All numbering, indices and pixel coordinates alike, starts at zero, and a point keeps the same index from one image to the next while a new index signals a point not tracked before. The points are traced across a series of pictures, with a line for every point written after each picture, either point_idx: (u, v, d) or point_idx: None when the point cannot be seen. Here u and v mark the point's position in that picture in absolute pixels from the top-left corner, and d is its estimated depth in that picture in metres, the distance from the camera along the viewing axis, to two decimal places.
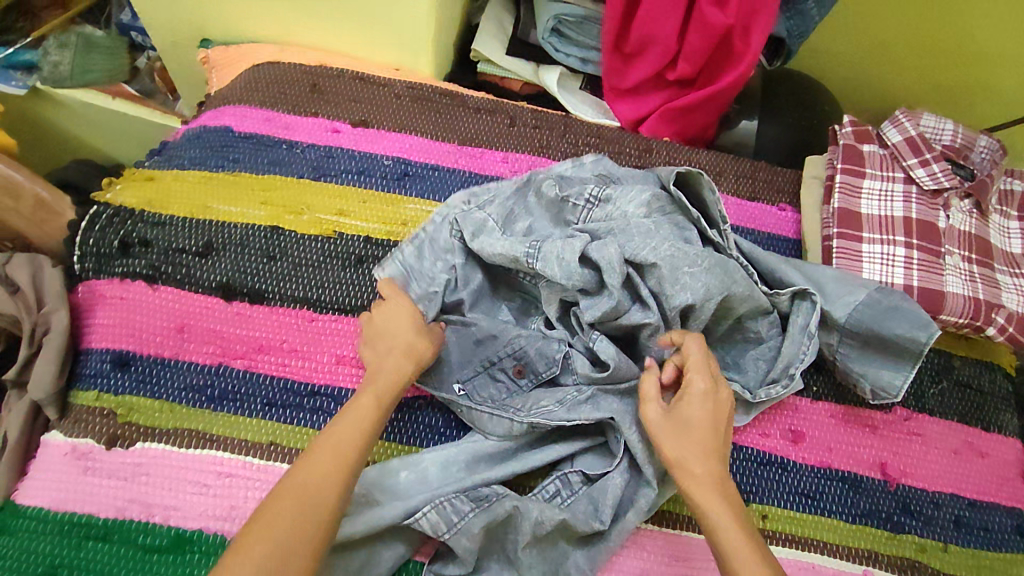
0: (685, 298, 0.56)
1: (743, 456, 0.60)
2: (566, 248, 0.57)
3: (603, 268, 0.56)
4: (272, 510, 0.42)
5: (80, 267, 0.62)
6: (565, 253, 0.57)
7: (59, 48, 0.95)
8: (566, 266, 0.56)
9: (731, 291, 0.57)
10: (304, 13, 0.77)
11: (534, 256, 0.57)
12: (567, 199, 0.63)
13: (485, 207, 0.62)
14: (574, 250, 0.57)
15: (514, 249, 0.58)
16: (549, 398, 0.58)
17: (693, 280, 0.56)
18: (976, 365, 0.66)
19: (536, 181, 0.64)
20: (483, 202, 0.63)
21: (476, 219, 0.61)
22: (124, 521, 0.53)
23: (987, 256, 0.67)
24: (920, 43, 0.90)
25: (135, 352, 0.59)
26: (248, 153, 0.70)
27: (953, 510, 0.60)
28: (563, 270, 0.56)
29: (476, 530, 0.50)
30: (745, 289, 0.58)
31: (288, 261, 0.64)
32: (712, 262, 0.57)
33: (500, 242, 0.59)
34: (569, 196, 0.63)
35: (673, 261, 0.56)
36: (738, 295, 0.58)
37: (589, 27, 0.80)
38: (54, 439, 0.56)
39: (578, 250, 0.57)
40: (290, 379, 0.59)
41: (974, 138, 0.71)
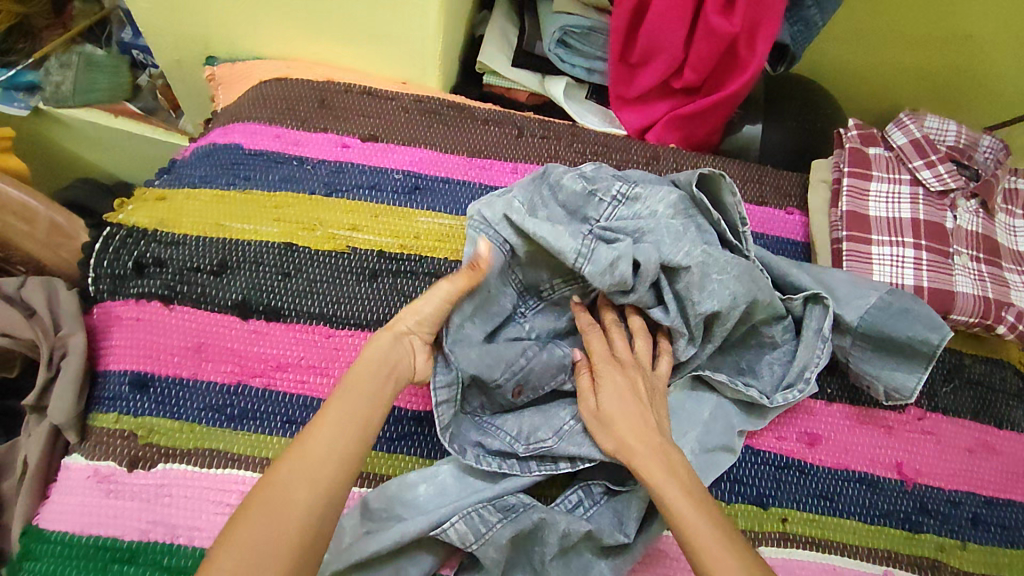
0: (712, 305, 0.57)
1: (761, 460, 0.60)
2: (612, 252, 0.55)
3: (645, 271, 0.56)
4: (260, 499, 0.41)
5: (95, 290, 0.63)
6: (614, 257, 0.55)
7: (61, 68, 0.94)
8: (614, 269, 0.55)
9: (750, 296, 0.58)
10: (311, 30, 0.78)
11: (584, 258, 0.55)
12: (593, 194, 0.62)
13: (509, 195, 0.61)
14: (620, 254, 0.55)
15: (560, 245, 0.55)
16: (546, 428, 0.57)
17: (721, 287, 0.57)
18: (987, 363, 0.67)
19: (553, 175, 0.63)
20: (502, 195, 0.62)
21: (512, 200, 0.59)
22: (149, 544, 0.53)
23: (995, 255, 0.68)
24: (919, 44, 0.91)
25: (152, 373, 0.59)
26: (259, 170, 0.70)
27: (970, 508, 0.61)
28: (609, 275, 0.55)
29: (503, 541, 0.51)
30: (768, 295, 0.59)
31: (304, 278, 0.64)
32: (740, 268, 0.57)
33: (547, 229, 0.56)
34: (595, 191, 0.62)
35: (706, 266, 0.57)
36: (755, 301, 0.58)
37: (595, 38, 0.81)
38: (75, 463, 0.56)
39: (624, 254, 0.55)
40: (310, 396, 0.60)
41: (977, 139, 0.72)
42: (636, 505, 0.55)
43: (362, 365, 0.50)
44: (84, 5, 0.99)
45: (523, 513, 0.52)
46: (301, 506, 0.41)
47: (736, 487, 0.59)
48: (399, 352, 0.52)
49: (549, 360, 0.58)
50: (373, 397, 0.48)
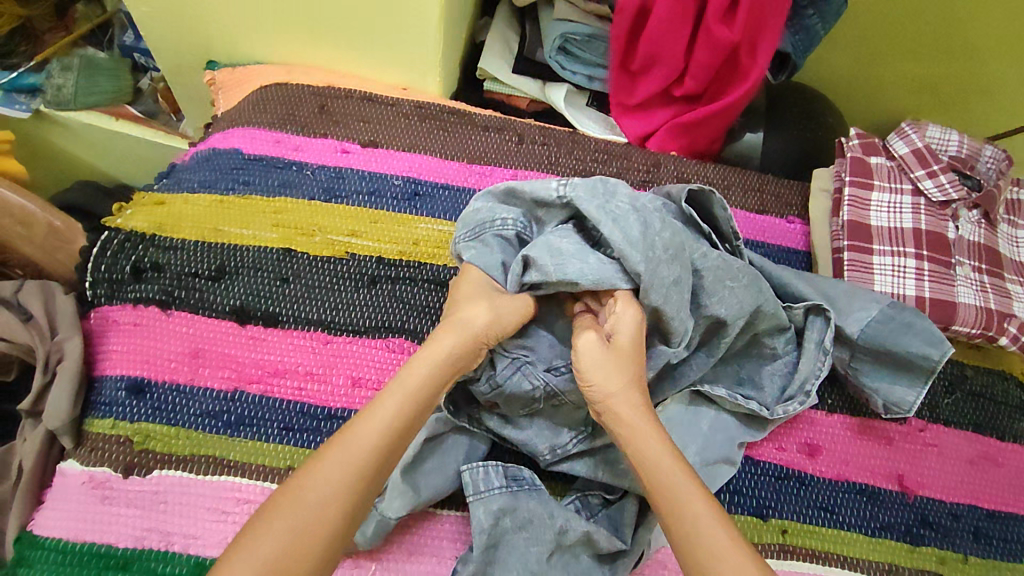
0: (720, 311, 0.56)
1: (761, 471, 0.60)
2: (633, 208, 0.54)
3: (658, 238, 0.53)
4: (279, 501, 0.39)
5: (93, 294, 0.62)
6: (626, 211, 0.54)
7: (63, 71, 0.93)
8: (628, 223, 0.53)
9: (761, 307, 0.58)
10: (312, 36, 0.78)
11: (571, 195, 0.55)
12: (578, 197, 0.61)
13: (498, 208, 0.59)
14: (639, 208, 0.55)
15: (577, 195, 0.55)
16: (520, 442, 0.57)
17: (730, 296, 0.56)
18: (990, 374, 0.66)
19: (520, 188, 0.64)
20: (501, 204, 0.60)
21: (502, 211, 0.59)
22: (144, 551, 0.52)
23: (997, 265, 0.67)
24: (922, 52, 0.91)
25: (149, 379, 0.59)
26: (259, 175, 0.70)
27: (971, 521, 0.60)
28: (622, 239, 0.52)
29: (496, 505, 0.52)
30: (772, 308, 0.59)
31: (302, 284, 0.64)
32: (750, 277, 0.57)
33: (526, 186, 0.58)
34: None
35: (716, 274, 0.56)
36: (766, 313, 0.58)
37: (595, 45, 0.81)
38: (71, 469, 0.55)
39: (640, 216, 0.54)
40: (307, 403, 0.59)
41: (979, 149, 0.72)
42: (631, 510, 0.55)
43: (420, 365, 0.49)
44: (87, 8, 0.99)
45: (525, 494, 0.53)
46: (333, 506, 0.40)
47: (735, 498, 0.58)
48: (464, 354, 0.51)
49: (521, 392, 0.55)
50: (420, 401, 0.47)
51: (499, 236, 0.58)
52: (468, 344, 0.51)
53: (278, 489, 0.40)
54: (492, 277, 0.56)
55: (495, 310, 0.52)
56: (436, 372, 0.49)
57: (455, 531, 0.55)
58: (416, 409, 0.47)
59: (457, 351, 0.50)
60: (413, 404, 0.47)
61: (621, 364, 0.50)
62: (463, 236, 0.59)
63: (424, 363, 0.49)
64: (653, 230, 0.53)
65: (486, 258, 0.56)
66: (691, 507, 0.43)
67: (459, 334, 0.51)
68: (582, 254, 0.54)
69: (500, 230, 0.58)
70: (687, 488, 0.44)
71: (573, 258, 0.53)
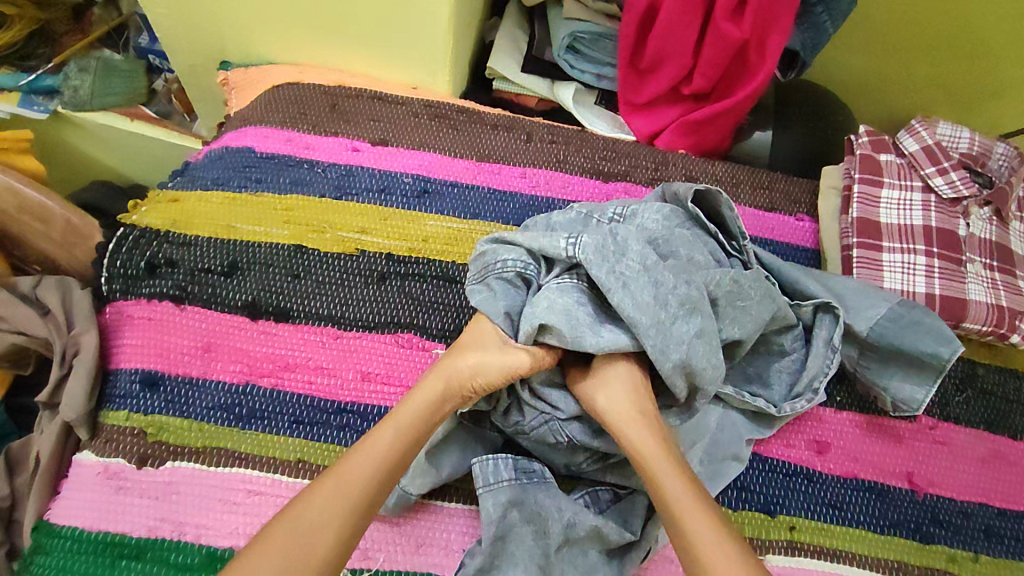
0: (737, 333, 0.56)
1: (768, 467, 0.59)
2: (643, 267, 0.54)
3: (671, 294, 0.53)
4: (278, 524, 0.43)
5: (108, 289, 0.63)
6: (636, 274, 0.53)
7: (79, 72, 0.95)
8: (636, 287, 0.53)
9: (773, 307, 0.58)
10: (324, 36, 0.79)
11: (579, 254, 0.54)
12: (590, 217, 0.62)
13: (507, 250, 0.59)
14: (650, 267, 0.54)
15: (586, 258, 0.54)
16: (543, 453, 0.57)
17: (743, 316, 0.57)
18: (1001, 373, 0.66)
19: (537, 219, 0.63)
20: (509, 246, 0.59)
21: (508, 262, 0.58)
22: (156, 540, 0.53)
23: (1008, 262, 0.67)
24: (933, 49, 0.91)
25: (163, 372, 0.60)
26: (271, 173, 0.71)
27: (983, 520, 0.60)
28: (631, 303, 0.52)
29: (504, 498, 0.53)
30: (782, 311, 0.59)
31: (312, 280, 0.65)
32: (763, 291, 0.57)
33: (537, 239, 0.57)
34: (592, 214, 0.62)
35: (727, 296, 0.56)
36: (780, 312, 0.59)
37: (603, 44, 0.82)
38: (86, 459, 0.56)
39: (650, 275, 0.54)
40: (317, 397, 0.60)
41: (991, 146, 0.72)
42: (639, 503, 0.56)
43: (410, 404, 0.51)
44: (103, 11, 1.00)
45: (533, 487, 0.54)
46: (325, 536, 0.43)
47: (742, 494, 0.58)
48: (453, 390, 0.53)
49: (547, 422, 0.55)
50: (412, 434, 0.50)
51: (503, 280, 0.58)
52: (452, 384, 0.53)
53: (276, 515, 0.43)
54: (500, 328, 0.56)
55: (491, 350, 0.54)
56: (427, 408, 0.51)
57: (463, 523, 0.55)
58: (410, 442, 0.49)
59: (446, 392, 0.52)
60: (405, 438, 0.49)
61: (610, 389, 0.53)
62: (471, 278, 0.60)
63: (413, 401, 0.51)
64: (665, 288, 0.53)
65: (491, 306, 0.57)
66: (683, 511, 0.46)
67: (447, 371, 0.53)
68: (592, 326, 0.54)
69: (502, 273, 0.58)
70: (678, 493, 0.47)
71: (588, 331, 0.53)
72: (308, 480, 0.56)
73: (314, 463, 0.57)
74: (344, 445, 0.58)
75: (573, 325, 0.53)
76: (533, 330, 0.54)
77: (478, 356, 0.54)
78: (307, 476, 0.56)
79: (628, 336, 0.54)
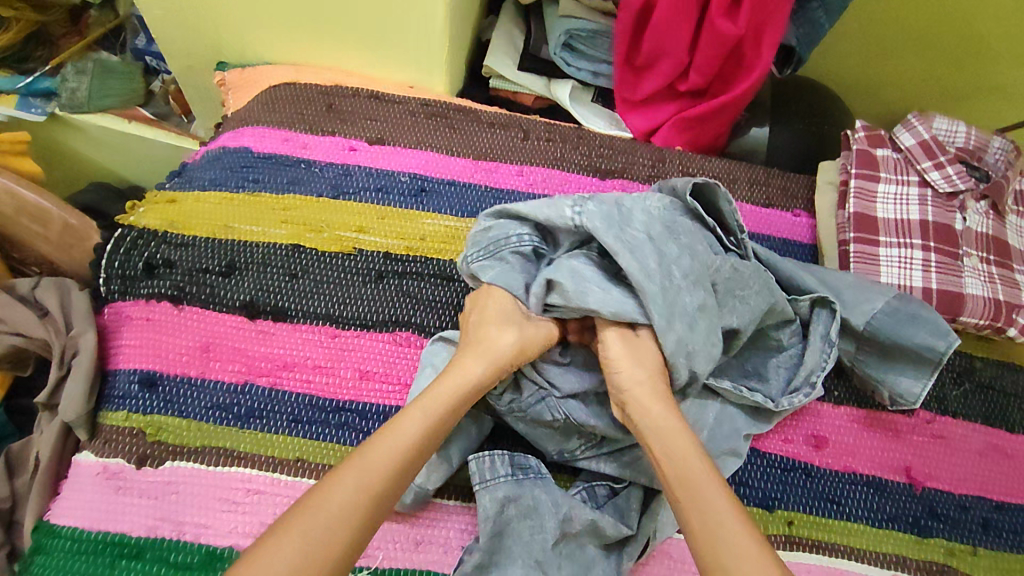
0: (734, 321, 0.57)
1: (766, 462, 0.60)
2: (650, 236, 0.55)
3: (676, 265, 0.55)
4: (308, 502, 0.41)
5: (106, 290, 0.63)
6: (642, 241, 0.54)
7: (77, 74, 0.95)
8: (644, 253, 0.54)
9: (773, 300, 0.58)
10: (320, 36, 0.79)
11: (586, 219, 0.55)
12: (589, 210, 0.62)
13: (517, 223, 0.59)
14: (655, 237, 0.55)
15: (594, 225, 0.54)
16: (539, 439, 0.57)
17: (742, 305, 0.58)
18: (999, 367, 0.66)
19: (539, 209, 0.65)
20: (518, 216, 0.59)
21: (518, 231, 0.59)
22: (156, 540, 0.53)
23: (1005, 256, 0.67)
24: (930, 44, 0.91)
25: (162, 372, 0.60)
26: (268, 173, 0.71)
27: (981, 513, 0.60)
28: (639, 270, 0.53)
29: (501, 493, 0.53)
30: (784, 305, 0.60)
31: (310, 279, 0.65)
32: (762, 281, 0.58)
33: (543, 209, 0.57)
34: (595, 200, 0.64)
35: (728, 282, 0.57)
36: (779, 308, 0.59)
37: (600, 42, 0.81)
38: (86, 460, 0.57)
39: (656, 245, 0.55)
40: (315, 396, 0.60)
41: (987, 140, 0.72)
42: (636, 498, 0.56)
43: (440, 390, 0.51)
44: (100, 14, 1.00)
45: (529, 482, 0.54)
46: (353, 519, 0.41)
47: (739, 489, 0.58)
48: (491, 367, 0.53)
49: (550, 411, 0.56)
50: (443, 421, 0.50)
51: (516, 254, 0.59)
52: (491, 365, 0.53)
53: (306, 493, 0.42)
54: (513, 296, 0.57)
55: (521, 329, 0.55)
56: (456, 396, 0.51)
57: (461, 520, 0.55)
58: (439, 430, 0.49)
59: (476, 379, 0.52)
60: (434, 425, 0.49)
61: (634, 369, 0.53)
62: (475, 255, 0.59)
63: (446, 385, 0.51)
64: (670, 259, 0.55)
65: (506, 276, 0.57)
66: (704, 500, 0.45)
67: (487, 350, 0.53)
68: (601, 287, 0.55)
69: (517, 247, 0.59)
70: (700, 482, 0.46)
71: (594, 289, 0.54)
72: (307, 479, 0.56)
73: (312, 461, 0.57)
74: (343, 443, 0.58)
75: (586, 287, 0.54)
76: (543, 290, 0.55)
77: (516, 337, 0.54)
78: (305, 475, 0.57)
79: (633, 304, 0.54)
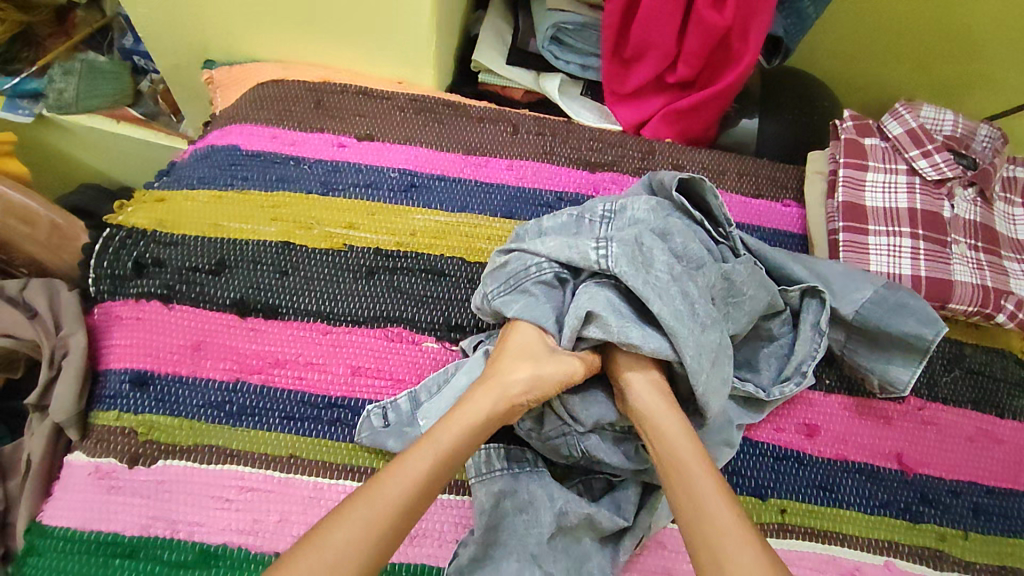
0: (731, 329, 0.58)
1: (759, 451, 0.60)
2: (673, 275, 0.55)
3: (700, 304, 0.54)
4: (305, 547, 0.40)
5: (96, 290, 0.63)
6: (668, 283, 0.54)
7: (64, 74, 0.93)
8: (672, 295, 0.53)
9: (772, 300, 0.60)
10: (307, 32, 0.79)
11: (612, 262, 0.54)
12: (583, 218, 0.60)
13: (535, 252, 0.57)
14: (677, 277, 0.55)
15: (621, 270, 0.53)
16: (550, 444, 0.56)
17: (739, 312, 0.58)
18: (988, 353, 0.66)
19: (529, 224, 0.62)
20: (535, 246, 0.57)
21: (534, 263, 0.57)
22: (149, 538, 0.53)
23: (993, 243, 0.67)
24: (918, 33, 0.91)
25: (153, 371, 0.60)
26: (257, 171, 0.71)
27: (971, 498, 0.60)
28: (671, 314, 0.52)
29: (497, 487, 0.53)
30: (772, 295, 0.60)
31: (300, 276, 0.65)
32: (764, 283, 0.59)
33: (564, 248, 0.56)
34: (585, 213, 0.60)
35: (720, 294, 0.58)
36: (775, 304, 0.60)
37: (588, 34, 0.82)
38: (77, 460, 0.56)
39: (680, 286, 0.54)
40: (307, 392, 0.60)
41: (974, 128, 0.72)
42: (633, 491, 0.56)
43: (449, 423, 0.49)
44: (86, 13, 1.00)
45: (525, 477, 0.55)
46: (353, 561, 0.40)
47: (734, 478, 0.59)
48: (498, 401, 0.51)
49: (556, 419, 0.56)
50: (454, 457, 0.47)
51: (539, 283, 0.57)
52: (503, 399, 0.51)
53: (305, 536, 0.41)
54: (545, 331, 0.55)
55: (539, 367, 0.52)
56: (469, 429, 0.49)
57: (455, 514, 0.55)
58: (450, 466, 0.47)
59: (490, 411, 0.50)
60: (446, 460, 0.47)
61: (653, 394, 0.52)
62: (495, 290, 0.58)
63: (453, 419, 0.49)
64: (692, 298, 0.54)
65: (534, 311, 0.56)
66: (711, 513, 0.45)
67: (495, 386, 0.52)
68: (636, 325, 0.53)
69: (539, 277, 0.57)
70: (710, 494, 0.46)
71: (634, 327, 0.53)
72: (301, 474, 0.56)
73: (306, 458, 0.57)
74: (337, 439, 0.58)
75: (625, 326, 0.53)
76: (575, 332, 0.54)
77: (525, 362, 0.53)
78: (299, 471, 0.57)
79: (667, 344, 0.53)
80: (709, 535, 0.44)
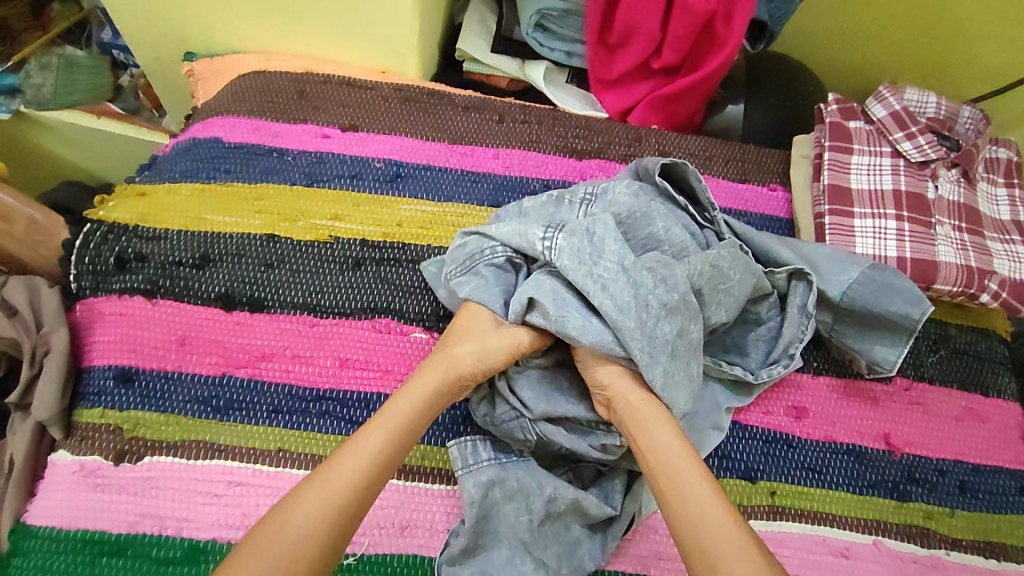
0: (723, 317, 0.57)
1: (749, 435, 0.60)
2: (624, 267, 0.53)
3: (652, 294, 0.52)
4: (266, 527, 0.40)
5: (77, 286, 0.62)
6: (614, 274, 0.52)
7: (40, 70, 0.91)
8: (617, 287, 0.52)
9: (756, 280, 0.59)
10: (289, 23, 0.78)
11: (554, 254, 0.54)
12: (563, 199, 0.62)
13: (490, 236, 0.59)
14: (628, 267, 0.53)
15: (562, 262, 0.53)
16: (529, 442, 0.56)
17: (727, 298, 0.57)
18: (973, 332, 0.67)
19: (511, 207, 0.63)
20: (491, 230, 0.59)
21: (488, 250, 0.59)
22: (136, 535, 0.53)
23: (977, 224, 0.68)
24: (901, 18, 0.92)
25: (137, 368, 0.59)
26: (239, 163, 0.70)
27: (957, 475, 0.61)
28: (613, 307, 0.51)
29: (485, 476, 0.53)
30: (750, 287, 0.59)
31: (286, 269, 0.64)
32: (744, 269, 0.58)
33: (514, 236, 0.57)
34: (563, 194, 0.62)
35: (709, 282, 0.56)
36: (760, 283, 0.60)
37: (572, 21, 0.81)
38: (62, 459, 0.55)
39: (630, 276, 0.52)
40: (295, 386, 0.59)
41: (957, 110, 0.73)
42: (620, 478, 0.56)
43: (405, 397, 0.50)
44: (63, 7, 0.98)
45: (513, 466, 0.55)
46: (313, 536, 0.40)
47: (724, 462, 0.59)
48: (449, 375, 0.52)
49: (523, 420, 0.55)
50: (409, 429, 0.48)
51: (491, 266, 0.59)
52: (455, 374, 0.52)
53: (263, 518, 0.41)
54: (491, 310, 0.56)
55: (500, 346, 0.53)
56: (420, 404, 0.50)
57: (446, 504, 0.55)
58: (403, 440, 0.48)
59: (442, 386, 0.51)
60: (401, 436, 0.48)
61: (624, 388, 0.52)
62: (453, 271, 0.59)
63: (411, 394, 0.50)
64: (645, 288, 0.52)
65: (483, 293, 0.57)
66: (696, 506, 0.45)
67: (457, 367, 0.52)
68: (581, 314, 0.53)
69: (491, 259, 0.58)
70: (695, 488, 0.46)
71: (572, 315, 0.52)
72: (291, 468, 0.56)
73: (296, 451, 0.57)
74: (326, 432, 0.58)
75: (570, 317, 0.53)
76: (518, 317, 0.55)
77: (476, 344, 0.53)
78: (289, 465, 0.56)
79: (613, 337, 0.52)
80: (694, 528, 0.44)
